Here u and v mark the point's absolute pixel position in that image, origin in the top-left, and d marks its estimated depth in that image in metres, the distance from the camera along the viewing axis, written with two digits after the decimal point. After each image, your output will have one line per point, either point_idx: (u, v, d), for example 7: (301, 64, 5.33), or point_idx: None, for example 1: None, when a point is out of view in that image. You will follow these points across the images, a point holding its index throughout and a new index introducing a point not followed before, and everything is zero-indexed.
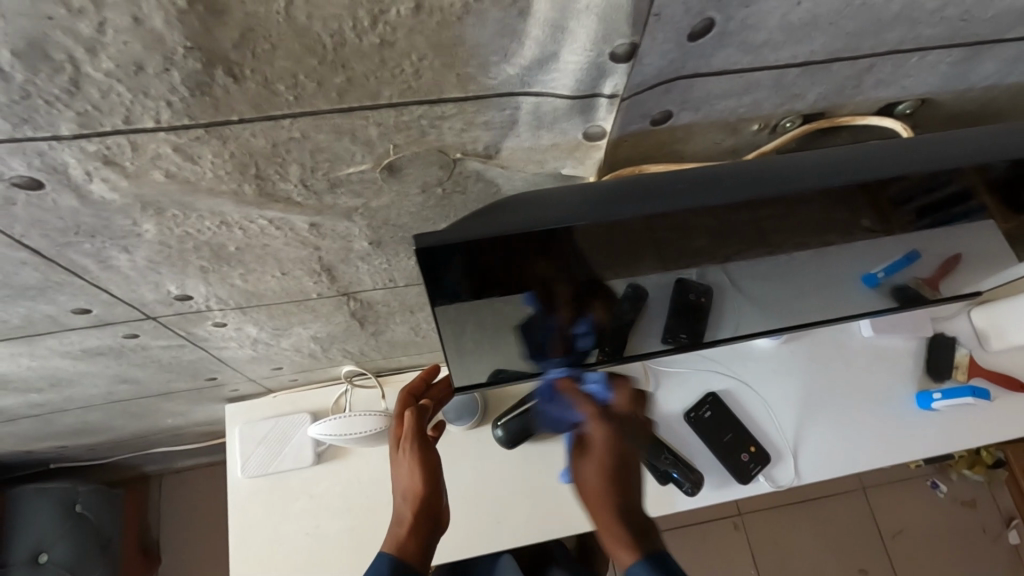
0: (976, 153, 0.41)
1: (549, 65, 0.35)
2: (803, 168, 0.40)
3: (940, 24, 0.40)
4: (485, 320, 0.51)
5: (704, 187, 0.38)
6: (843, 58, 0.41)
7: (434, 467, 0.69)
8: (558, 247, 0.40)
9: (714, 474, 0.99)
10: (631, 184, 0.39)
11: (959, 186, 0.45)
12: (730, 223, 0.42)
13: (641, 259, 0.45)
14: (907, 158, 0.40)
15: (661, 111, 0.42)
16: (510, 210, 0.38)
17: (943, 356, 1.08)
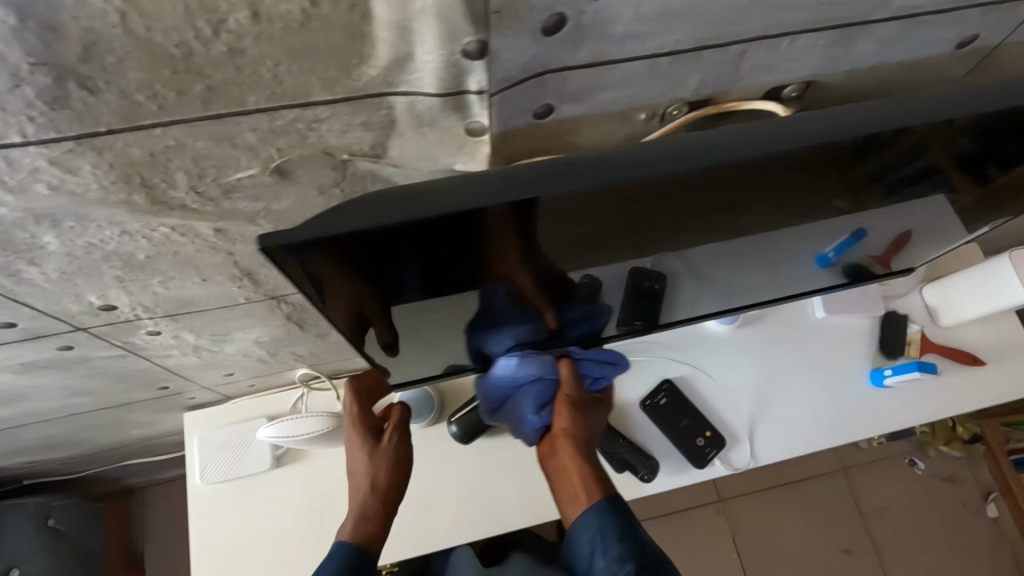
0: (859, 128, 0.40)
1: (409, 65, 0.36)
2: (683, 150, 0.39)
3: (801, 8, 0.40)
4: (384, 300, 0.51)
5: (601, 167, 0.38)
6: (711, 45, 0.42)
7: (406, 463, 0.84)
8: (451, 230, 0.40)
9: (671, 461, 1.00)
10: (505, 175, 0.38)
11: (847, 163, 0.45)
12: (613, 204, 0.42)
13: (547, 237, 0.45)
14: (811, 127, 0.39)
15: (542, 104, 0.43)
16: (400, 198, 0.37)
17: (895, 333, 1.09)
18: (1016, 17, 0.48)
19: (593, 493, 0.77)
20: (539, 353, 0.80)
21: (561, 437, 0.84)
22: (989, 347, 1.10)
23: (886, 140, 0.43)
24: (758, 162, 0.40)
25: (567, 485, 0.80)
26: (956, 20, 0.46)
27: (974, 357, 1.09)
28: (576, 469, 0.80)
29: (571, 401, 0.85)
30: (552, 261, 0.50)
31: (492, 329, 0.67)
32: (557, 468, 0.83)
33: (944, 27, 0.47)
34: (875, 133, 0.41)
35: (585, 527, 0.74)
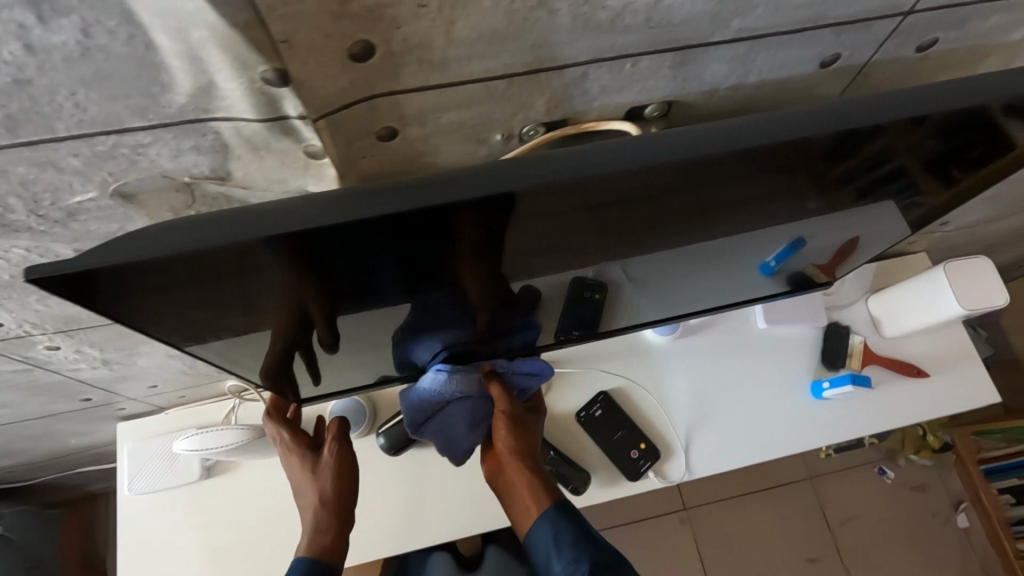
0: (701, 148, 0.39)
1: (216, 92, 0.36)
2: (513, 171, 0.38)
3: (629, 31, 0.40)
4: (241, 316, 0.50)
5: (433, 190, 0.36)
6: (546, 69, 0.42)
7: (350, 471, 0.84)
8: (273, 254, 0.39)
9: (604, 473, 1.00)
10: (325, 199, 0.37)
11: (699, 184, 0.44)
12: (451, 227, 0.41)
13: (397, 257, 0.44)
14: (660, 146, 0.38)
15: (382, 127, 0.43)
16: (217, 221, 0.36)
17: (836, 345, 1.08)
18: (874, 37, 0.47)
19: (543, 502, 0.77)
20: (462, 369, 0.81)
21: (501, 454, 0.82)
22: (932, 359, 1.09)
23: (734, 162, 0.41)
24: (605, 182, 0.39)
25: (513, 499, 0.80)
26: (808, 41, 0.46)
27: (917, 370, 1.07)
28: (521, 484, 0.79)
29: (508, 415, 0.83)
30: (411, 279, 0.49)
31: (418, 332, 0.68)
32: (504, 483, 0.82)
33: (797, 48, 0.46)
34: (722, 155, 0.40)
35: (539, 534, 0.75)
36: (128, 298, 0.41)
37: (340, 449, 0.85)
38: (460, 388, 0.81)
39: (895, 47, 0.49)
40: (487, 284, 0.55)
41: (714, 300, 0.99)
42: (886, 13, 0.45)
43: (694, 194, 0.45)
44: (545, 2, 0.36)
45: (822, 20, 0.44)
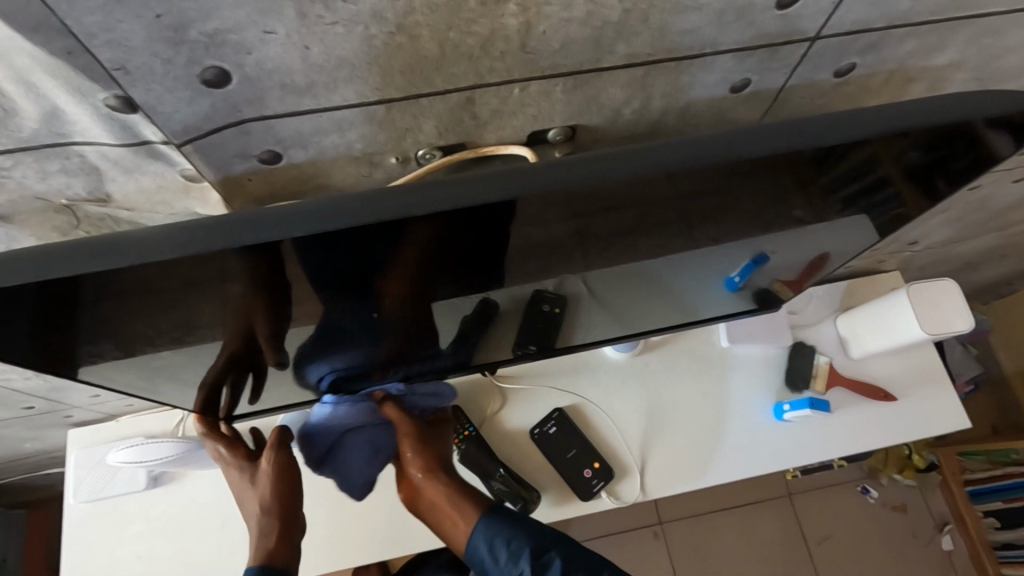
0: (591, 174, 0.36)
1: (64, 117, 0.35)
2: (387, 196, 0.35)
3: (505, 57, 0.39)
4: (128, 343, 0.48)
5: (316, 215, 0.35)
6: (424, 94, 0.40)
7: (296, 477, 0.75)
8: (112, 288, 0.37)
9: (556, 492, 0.98)
10: (186, 224, 0.35)
11: (595, 210, 0.42)
12: (329, 254, 0.38)
13: (290, 284, 0.42)
14: (562, 171, 0.36)
15: (261, 150, 0.42)
16: (48, 256, 0.34)
17: (801, 366, 1.06)
18: (781, 61, 0.45)
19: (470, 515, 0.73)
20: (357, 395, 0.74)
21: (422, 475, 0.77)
22: (899, 381, 1.06)
23: (628, 190, 0.39)
24: (502, 209, 0.37)
25: (440, 515, 0.75)
26: (709, 66, 0.44)
27: (885, 395, 1.04)
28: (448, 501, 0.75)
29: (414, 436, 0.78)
30: (306, 302, 0.47)
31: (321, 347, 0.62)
32: (428, 505, 0.78)
33: (699, 73, 0.45)
34: (613, 181, 0.37)
35: (480, 547, 0.72)
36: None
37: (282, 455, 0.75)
38: (361, 415, 0.75)
39: (808, 72, 0.47)
40: (399, 310, 0.53)
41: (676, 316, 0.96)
42: (788, 38, 0.43)
43: (592, 219, 0.43)
44: (404, 28, 0.35)
45: (719, 45, 0.42)
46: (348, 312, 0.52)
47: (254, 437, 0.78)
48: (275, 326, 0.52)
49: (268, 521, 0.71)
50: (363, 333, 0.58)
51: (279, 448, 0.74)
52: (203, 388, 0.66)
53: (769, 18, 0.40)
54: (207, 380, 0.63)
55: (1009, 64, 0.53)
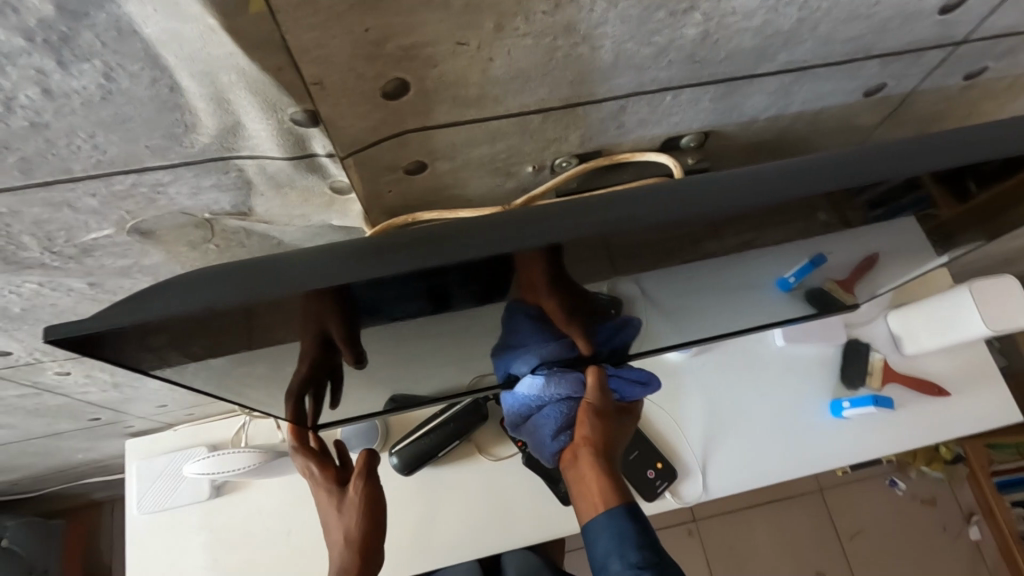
0: (794, 187, 0.34)
1: (241, 133, 0.34)
2: (583, 212, 0.34)
3: (671, 65, 0.38)
4: (262, 363, 0.48)
5: (481, 241, 0.33)
6: (582, 103, 0.40)
7: (382, 506, 0.71)
8: (281, 311, 0.36)
9: (620, 493, 0.98)
10: (373, 243, 0.34)
11: (765, 223, 0.40)
12: (505, 269, 0.37)
13: (430, 302, 0.40)
14: (736, 193, 0.34)
15: (411, 161, 0.42)
16: (220, 276, 0.33)
17: (856, 364, 1.06)
18: (920, 66, 0.45)
19: (609, 499, 0.68)
20: (567, 370, 0.76)
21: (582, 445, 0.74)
22: (952, 377, 1.08)
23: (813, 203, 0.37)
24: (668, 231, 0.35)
25: (582, 491, 0.71)
26: (854, 71, 0.44)
27: (938, 390, 1.06)
28: (597, 480, 0.70)
29: (596, 409, 0.76)
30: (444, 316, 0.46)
31: (509, 347, 0.65)
32: (575, 475, 0.74)
33: (842, 78, 0.44)
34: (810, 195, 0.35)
35: (600, 529, 0.67)
36: (133, 367, 0.39)
37: (370, 484, 0.71)
38: (566, 390, 0.76)
39: (940, 76, 0.48)
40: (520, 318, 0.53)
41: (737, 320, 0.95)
42: (936, 43, 0.43)
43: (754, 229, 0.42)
44: (589, 38, 0.34)
45: (871, 51, 0.42)
46: (470, 326, 0.51)
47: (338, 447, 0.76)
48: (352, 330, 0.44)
49: (351, 552, 0.69)
50: (540, 330, 0.61)
51: (368, 477, 0.71)
52: (290, 398, 0.63)
53: (927, 24, 0.40)
54: (290, 390, 0.61)
55: None
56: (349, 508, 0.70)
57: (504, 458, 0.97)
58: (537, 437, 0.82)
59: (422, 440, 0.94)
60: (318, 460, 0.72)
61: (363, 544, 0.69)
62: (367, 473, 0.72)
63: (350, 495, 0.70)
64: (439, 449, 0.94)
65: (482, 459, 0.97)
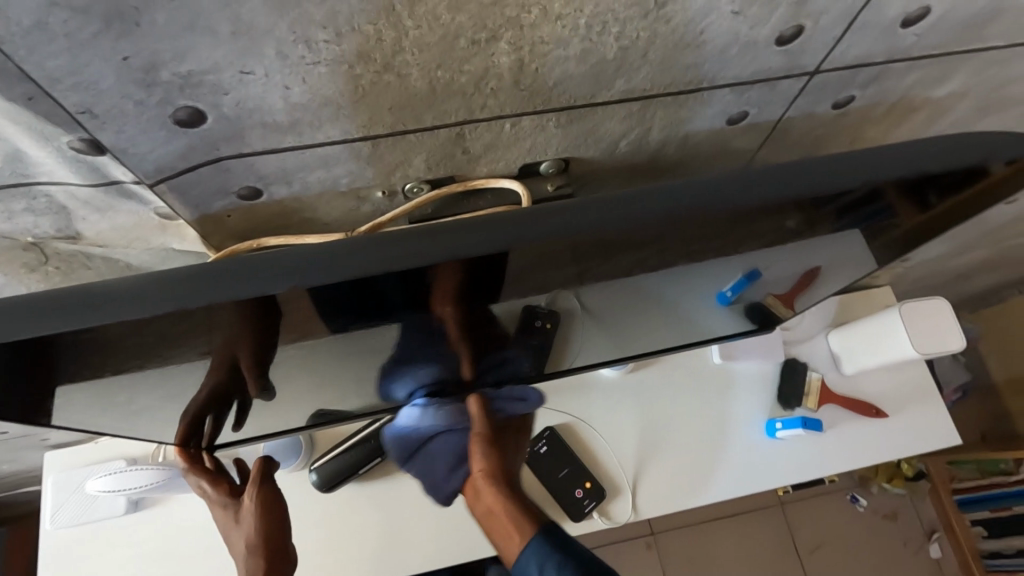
0: (621, 222, 0.33)
1: (28, 158, 0.33)
2: (396, 243, 0.32)
3: (497, 93, 0.37)
4: (103, 393, 0.46)
5: (287, 274, 0.32)
6: (413, 130, 0.39)
7: (280, 511, 0.72)
8: (87, 349, 0.34)
9: (547, 512, 0.96)
10: (177, 272, 0.32)
11: (613, 255, 0.39)
12: (329, 302, 0.35)
13: (260, 335, 0.38)
14: (558, 220, 0.33)
15: (242, 186, 0.40)
16: (1, 312, 0.31)
17: (793, 383, 1.05)
18: (781, 95, 0.44)
19: (524, 526, 0.76)
20: (446, 402, 0.84)
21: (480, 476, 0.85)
22: (891, 398, 1.06)
23: (649, 237, 0.36)
24: (496, 262, 0.34)
25: (494, 522, 0.80)
26: (707, 99, 0.43)
27: (876, 411, 1.04)
28: (501, 508, 0.80)
29: (482, 438, 0.88)
30: (297, 346, 0.45)
31: (356, 378, 0.62)
32: (483, 505, 0.84)
33: (697, 106, 0.43)
34: (638, 230, 0.34)
35: (523, 559, 0.72)
36: None
37: (265, 489, 0.72)
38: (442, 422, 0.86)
39: (807, 104, 0.46)
40: (386, 345, 0.51)
41: (675, 339, 0.92)
42: (789, 73, 0.42)
43: (608, 264, 0.41)
44: (391, 67, 0.33)
45: (718, 80, 0.41)
46: (330, 354, 0.50)
47: (238, 467, 0.75)
48: (265, 354, 0.45)
49: (256, 559, 0.69)
50: (391, 364, 0.59)
51: (261, 482, 0.71)
52: (183, 421, 0.61)
53: (769, 54, 0.39)
54: (190, 411, 0.58)
55: (1010, 93, 0.52)
56: (248, 516, 0.70)
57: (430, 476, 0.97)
58: (433, 469, 0.94)
59: (344, 457, 0.92)
60: (209, 475, 0.71)
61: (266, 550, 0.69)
62: (262, 479, 0.72)
63: (246, 502, 0.70)
64: (359, 466, 0.93)
65: (408, 476, 0.96)
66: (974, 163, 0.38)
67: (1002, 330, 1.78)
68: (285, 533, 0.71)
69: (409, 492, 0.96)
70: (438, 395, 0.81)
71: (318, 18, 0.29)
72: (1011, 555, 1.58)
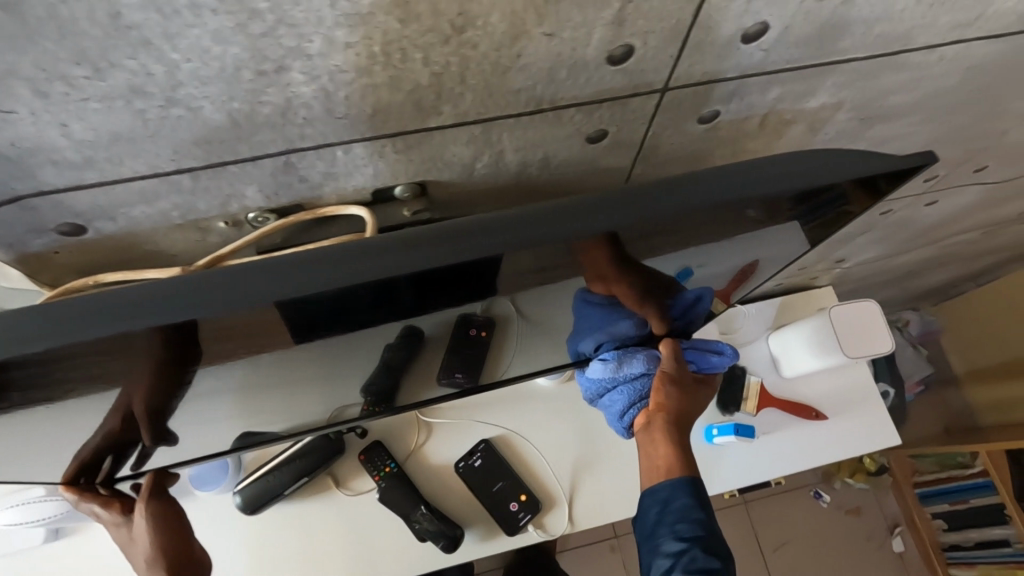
0: (423, 264, 0.32)
1: None
2: (176, 294, 0.30)
3: (313, 122, 0.35)
4: None
5: (97, 318, 0.29)
6: (230, 161, 0.37)
7: (180, 523, 0.68)
8: None
9: (481, 528, 0.95)
10: None
11: (436, 288, 0.37)
12: (120, 350, 0.33)
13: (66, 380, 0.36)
14: (356, 267, 0.31)
15: (59, 224, 0.38)
16: None
17: (731, 387, 1.04)
18: (637, 112, 0.43)
19: (675, 467, 0.67)
20: (638, 349, 0.75)
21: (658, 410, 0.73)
22: (831, 400, 1.06)
23: (464, 272, 0.35)
24: (296, 305, 0.32)
25: (648, 459, 0.71)
26: (556, 119, 0.41)
27: (816, 414, 1.03)
28: (665, 451, 0.70)
29: (673, 377, 0.75)
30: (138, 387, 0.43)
31: (242, 408, 0.60)
32: (647, 436, 0.72)
33: (547, 127, 0.42)
34: (442, 271, 0.33)
35: (656, 496, 0.67)
36: None
37: (161, 503, 0.68)
38: (639, 367, 0.75)
39: (670, 120, 0.45)
40: (246, 378, 0.49)
41: None
42: (637, 91, 0.40)
43: (440, 294, 0.39)
44: (177, 101, 0.31)
45: (559, 101, 0.39)
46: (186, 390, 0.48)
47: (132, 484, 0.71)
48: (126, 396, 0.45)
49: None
50: (273, 392, 0.57)
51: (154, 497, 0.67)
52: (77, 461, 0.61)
53: (606, 74, 0.37)
54: (80, 453, 0.58)
55: (891, 105, 0.51)
56: (143, 536, 0.65)
57: (363, 492, 0.95)
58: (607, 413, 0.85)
59: (270, 477, 0.90)
60: (101, 500, 0.67)
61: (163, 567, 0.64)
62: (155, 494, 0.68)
63: (139, 521, 0.66)
64: (286, 486, 0.91)
65: (339, 494, 0.94)
66: (812, 187, 0.36)
67: (965, 323, 1.78)
68: (184, 548, 0.66)
69: (340, 510, 0.94)
70: (638, 341, 0.76)
71: (66, 56, 0.27)
72: (970, 547, 1.59)
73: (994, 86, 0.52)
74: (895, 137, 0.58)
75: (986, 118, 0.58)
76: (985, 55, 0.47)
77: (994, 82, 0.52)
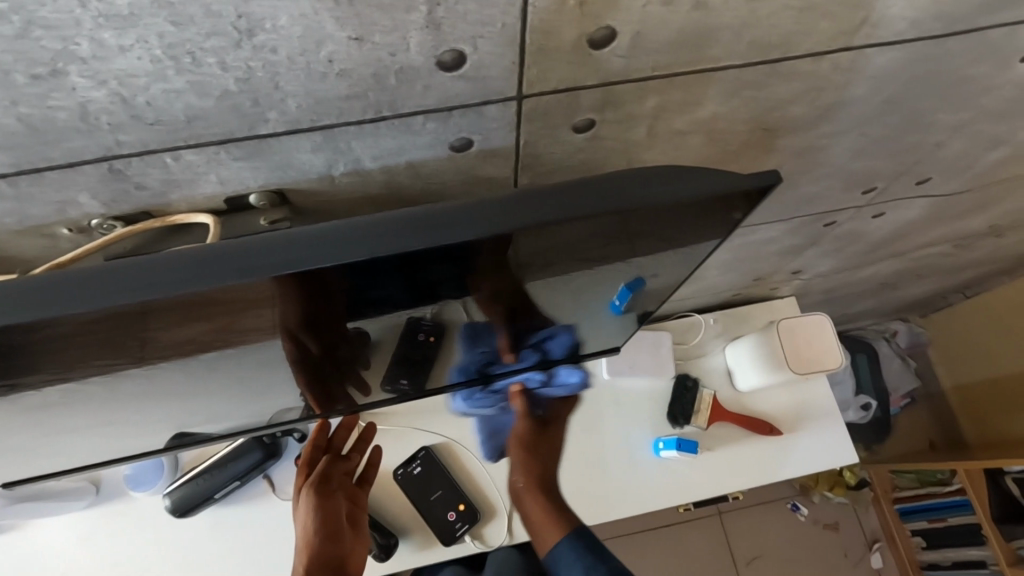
0: (210, 278, 0.30)
1: None
2: None
3: (121, 127, 0.33)
4: None
5: None
6: (46, 168, 0.35)
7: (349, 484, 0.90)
8: None
9: (417, 536, 0.93)
10: None
11: (258, 302, 0.35)
12: None
13: None
14: (135, 279, 0.29)
15: None
16: None
17: (684, 399, 1.00)
18: (498, 121, 0.40)
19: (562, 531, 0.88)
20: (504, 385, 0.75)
21: (521, 484, 0.94)
22: (787, 415, 1.03)
23: (274, 287, 0.32)
24: (83, 321, 0.31)
25: (533, 521, 0.91)
26: (408, 127, 0.39)
27: (770, 429, 1.00)
28: (544, 512, 0.90)
29: (522, 439, 0.97)
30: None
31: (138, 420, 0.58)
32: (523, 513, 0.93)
33: (399, 136, 0.39)
34: (237, 285, 0.31)
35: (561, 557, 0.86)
36: None
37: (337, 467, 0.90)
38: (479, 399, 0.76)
39: (540, 129, 0.42)
40: (134, 396, 0.48)
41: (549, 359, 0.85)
42: (489, 98, 0.38)
43: (272, 308, 0.36)
44: None
45: (402, 108, 0.37)
46: (50, 411, 0.47)
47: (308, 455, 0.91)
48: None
49: (312, 534, 0.81)
50: (160, 407, 0.55)
51: (330, 455, 0.91)
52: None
53: (445, 80, 0.35)
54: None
55: (792, 115, 0.48)
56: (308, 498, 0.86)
57: None
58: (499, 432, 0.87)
59: (199, 481, 0.89)
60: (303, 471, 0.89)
61: (328, 521, 0.83)
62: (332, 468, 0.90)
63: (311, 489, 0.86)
64: (214, 490, 0.90)
65: (274, 498, 0.93)
66: (657, 204, 0.34)
67: (951, 336, 1.73)
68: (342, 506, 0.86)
69: (274, 515, 0.92)
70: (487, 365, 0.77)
71: None
72: (947, 567, 1.54)
73: (907, 95, 0.49)
74: (810, 147, 0.55)
75: (910, 129, 0.56)
76: (884, 62, 0.44)
77: (904, 91, 0.49)
